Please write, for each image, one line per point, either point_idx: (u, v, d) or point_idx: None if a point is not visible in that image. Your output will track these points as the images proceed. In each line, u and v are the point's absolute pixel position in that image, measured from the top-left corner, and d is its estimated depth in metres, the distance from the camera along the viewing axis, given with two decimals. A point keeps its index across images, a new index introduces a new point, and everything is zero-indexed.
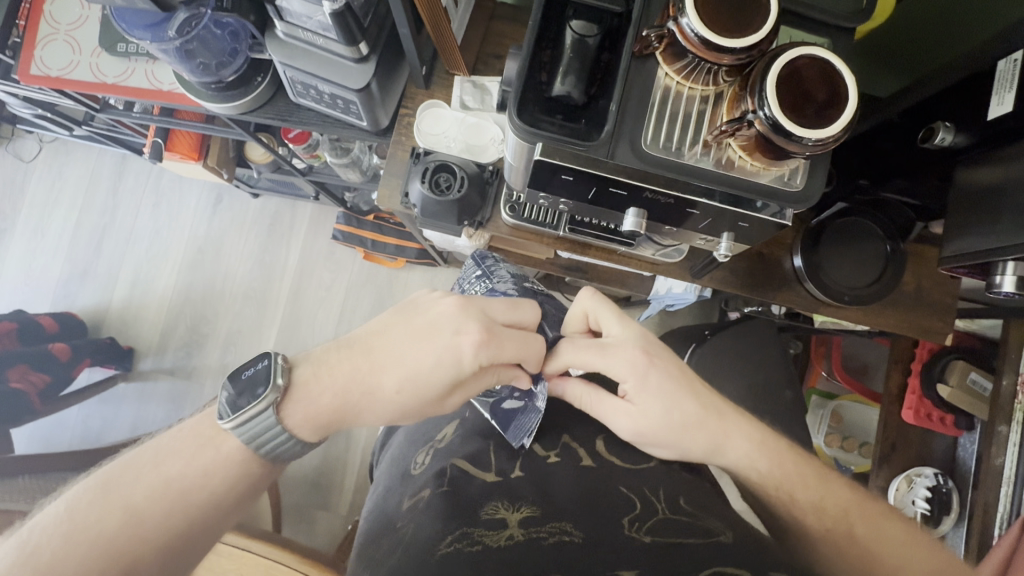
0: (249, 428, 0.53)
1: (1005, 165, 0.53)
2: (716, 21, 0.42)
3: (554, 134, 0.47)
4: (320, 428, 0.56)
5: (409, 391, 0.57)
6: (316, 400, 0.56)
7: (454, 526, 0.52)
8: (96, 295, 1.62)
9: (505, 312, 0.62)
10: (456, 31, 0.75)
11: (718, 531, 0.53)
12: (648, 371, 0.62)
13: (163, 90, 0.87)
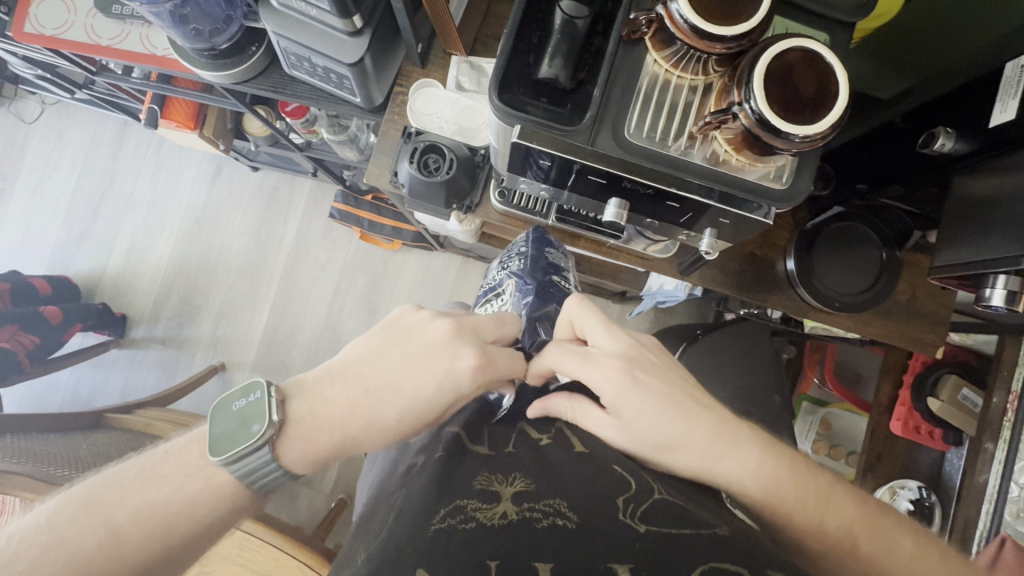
0: (242, 467, 0.49)
1: (1005, 176, 0.52)
2: (706, 7, 0.40)
3: (537, 117, 0.46)
4: (317, 462, 0.52)
5: (411, 420, 0.54)
6: (313, 437, 0.52)
7: (441, 500, 0.48)
8: (93, 260, 1.62)
9: (495, 331, 0.60)
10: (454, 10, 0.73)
11: (715, 521, 0.46)
12: (631, 389, 0.56)
13: (156, 56, 0.86)
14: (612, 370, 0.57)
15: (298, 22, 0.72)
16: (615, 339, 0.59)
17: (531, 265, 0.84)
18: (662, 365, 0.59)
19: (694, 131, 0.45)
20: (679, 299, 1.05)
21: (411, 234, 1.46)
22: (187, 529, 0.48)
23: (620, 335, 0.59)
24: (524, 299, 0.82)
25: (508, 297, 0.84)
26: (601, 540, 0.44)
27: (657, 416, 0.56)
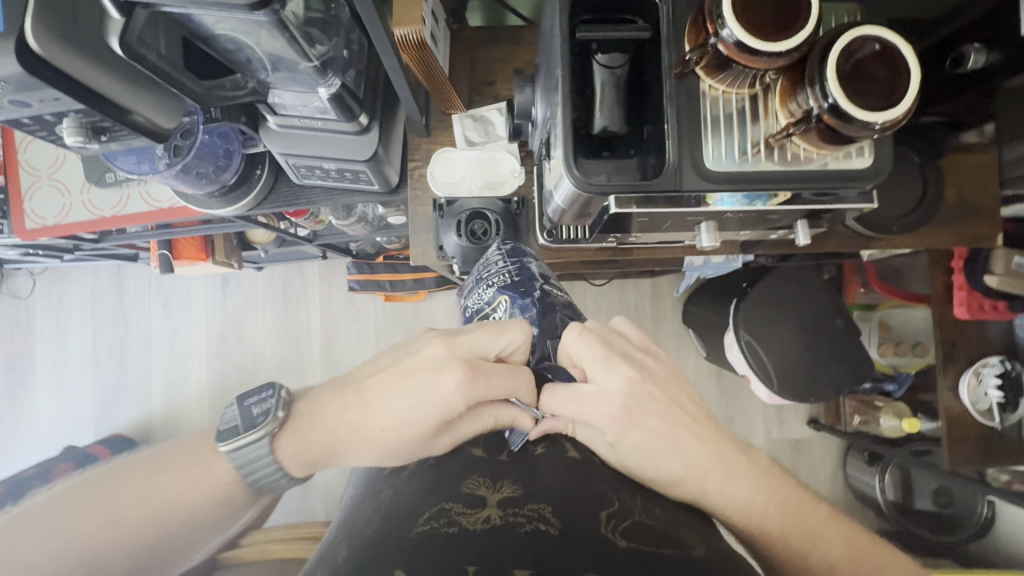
0: (244, 454, 0.56)
1: None
2: (756, 26, 0.40)
3: (616, 184, 0.46)
4: (308, 463, 0.58)
5: (391, 431, 0.56)
6: (309, 438, 0.58)
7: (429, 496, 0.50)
8: (135, 407, 1.61)
9: (490, 342, 0.58)
10: (444, 63, 0.69)
11: (691, 545, 0.47)
12: (631, 429, 0.56)
13: (165, 208, 0.84)
14: (616, 402, 0.56)
15: (301, 136, 0.70)
16: (614, 380, 0.57)
17: (517, 274, 0.68)
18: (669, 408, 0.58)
19: (769, 137, 0.46)
20: (729, 266, 1.06)
21: (434, 281, 1.45)
22: (178, 513, 0.53)
23: (622, 367, 0.57)
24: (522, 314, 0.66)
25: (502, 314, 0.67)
26: (581, 548, 0.44)
27: (647, 450, 0.55)
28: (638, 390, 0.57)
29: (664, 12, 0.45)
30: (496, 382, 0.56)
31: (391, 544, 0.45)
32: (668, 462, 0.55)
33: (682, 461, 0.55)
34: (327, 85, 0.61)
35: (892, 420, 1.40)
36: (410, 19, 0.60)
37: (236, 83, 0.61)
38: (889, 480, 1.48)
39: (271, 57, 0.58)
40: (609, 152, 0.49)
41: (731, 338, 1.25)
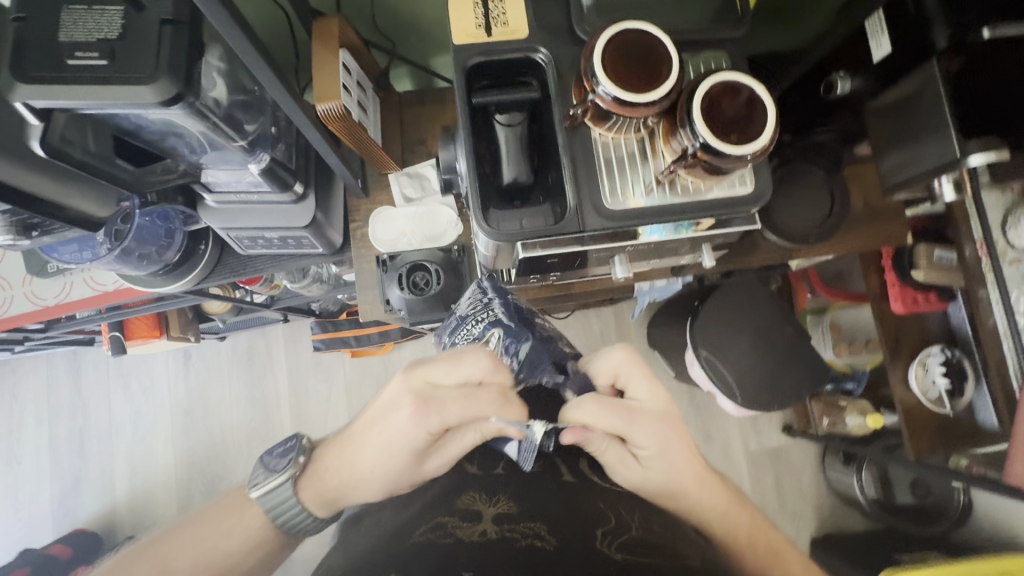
0: (271, 498, 0.57)
1: (905, 82, 0.57)
2: (627, 82, 0.45)
3: (524, 231, 0.49)
4: (328, 504, 0.57)
5: (382, 466, 0.54)
6: (320, 482, 0.57)
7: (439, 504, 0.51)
8: (99, 498, 1.55)
9: (446, 373, 0.53)
10: (371, 129, 0.73)
11: (687, 556, 0.48)
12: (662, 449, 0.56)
13: (110, 291, 0.84)
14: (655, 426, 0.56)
15: (239, 210, 0.72)
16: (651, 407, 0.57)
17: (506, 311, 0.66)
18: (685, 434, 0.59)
19: (661, 174, 0.50)
20: (676, 287, 1.10)
21: (399, 332, 1.45)
22: None
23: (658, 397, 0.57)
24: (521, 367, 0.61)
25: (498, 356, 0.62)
26: (578, 563, 0.44)
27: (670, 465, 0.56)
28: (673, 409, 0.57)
29: (549, 74, 0.51)
30: (453, 406, 0.51)
31: (390, 555, 0.45)
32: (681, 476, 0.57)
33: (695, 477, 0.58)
34: (257, 161, 0.65)
35: (857, 418, 1.43)
36: (330, 94, 0.63)
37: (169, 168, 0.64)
38: (867, 478, 1.51)
39: (199, 139, 0.61)
40: (521, 201, 0.53)
41: (692, 357, 1.28)
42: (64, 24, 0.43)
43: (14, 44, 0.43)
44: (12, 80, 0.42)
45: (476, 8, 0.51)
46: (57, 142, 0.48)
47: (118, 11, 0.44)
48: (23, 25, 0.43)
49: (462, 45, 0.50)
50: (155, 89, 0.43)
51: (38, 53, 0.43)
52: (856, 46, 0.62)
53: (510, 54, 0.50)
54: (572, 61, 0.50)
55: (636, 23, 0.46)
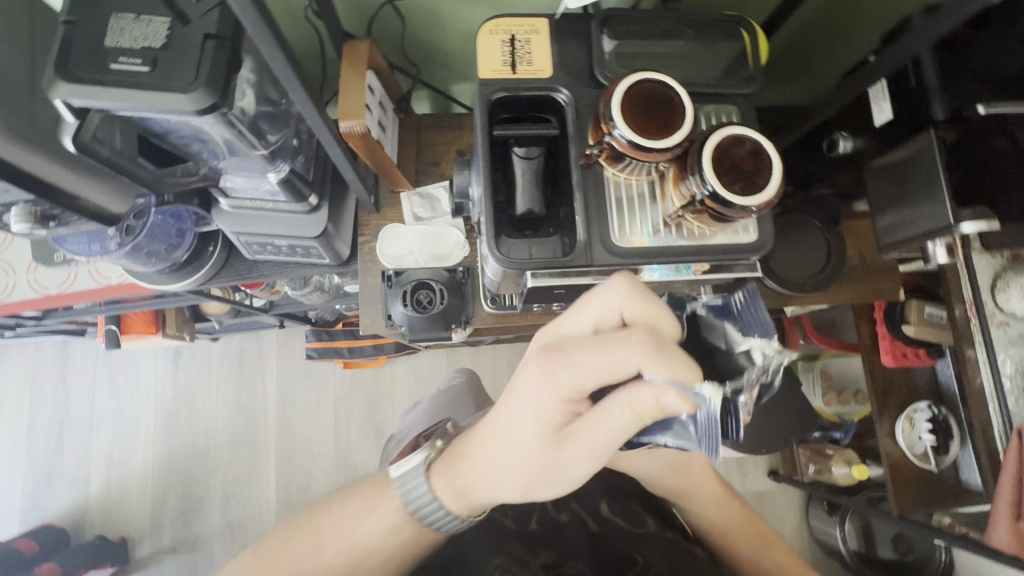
0: (408, 481, 0.57)
1: (904, 148, 0.60)
2: (642, 127, 0.47)
3: (532, 260, 0.51)
4: (461, 495, 0.55)
5: (525, 438, 0.49)
6: (452, 472, 0.55)
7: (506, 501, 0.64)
8: (70, 493, 1.51)
9: (578, 319, 0.48)
10: (388, 148, 0.75)
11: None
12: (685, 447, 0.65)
13: (114, 284, 0.84)
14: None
15: (252, 216, 0.74)
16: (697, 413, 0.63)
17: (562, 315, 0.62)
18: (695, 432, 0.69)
19: (668, 216, 0.52)
20: None
21: (393, 346, 1.46)
22: None
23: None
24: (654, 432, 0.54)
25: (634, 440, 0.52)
26: None
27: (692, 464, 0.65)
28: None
29: (569, 113, 0.53)
30: (587, 362, 0.46)
31: None
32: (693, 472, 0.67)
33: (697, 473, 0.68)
34: (276, 170, 0.66)
35: (843, 467, 1.45)
36: (354, 113, 0.65)
37: (189, 170, 0.65)
38: (849, 530, 1.50)
39: (223, 145, 0.63)
40: (531, 231, 0.54)
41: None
42: (111, 30, 0.45)
43: (61, 45, 0.45)
44: (54, 77, 0.44)
45: (504, 45, 0.53)
46: (88, 138, 0.50)
47: (165, 22, 0.46)
48: (71, 27, 0.45)
49: (488, 78, 0.52)
50: (192, 98, 0.45)
51: (82, 54, 0.45)
52: (859, 109, 0.65)
53: (532, 90, 0.53)
54: (591, 102, 0.53)
55: (655, 74, 0.48)
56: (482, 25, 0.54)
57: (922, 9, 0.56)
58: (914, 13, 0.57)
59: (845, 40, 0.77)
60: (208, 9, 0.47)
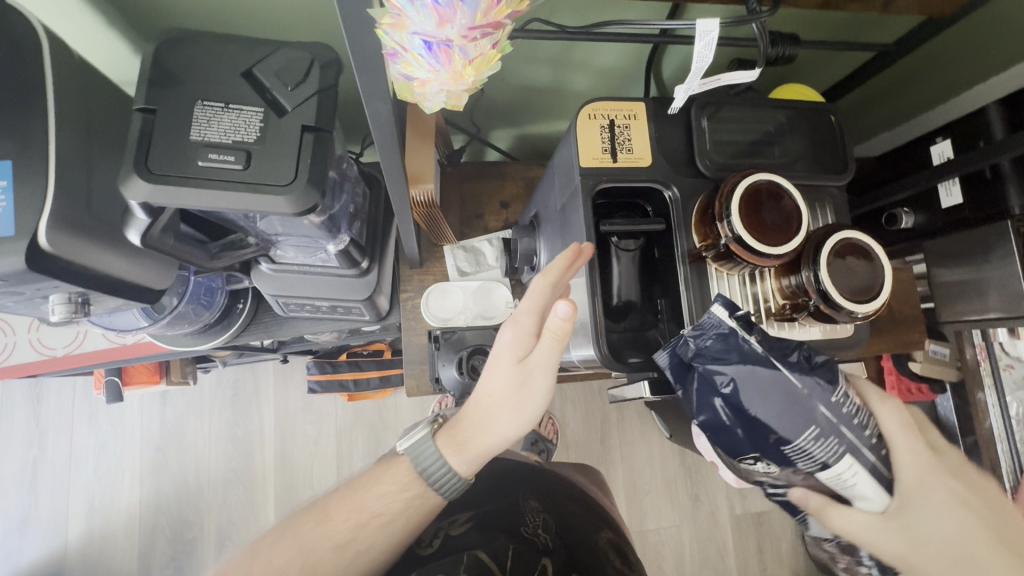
0: (418, 452, 0.61)
1: (975, 234, 0.61)
2: (761, 232, 0.45)
3: (641, 363, 0.49)
4: (464, 454, 0.59)
5: (493, 385, 0.56)
6: (456, 432, 0.59)
7: (503, 538, 0.63)
8: (48, 540, 1.42)
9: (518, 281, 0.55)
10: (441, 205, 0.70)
11: None
12: (956, 552, 0.42)
13: (130, 344, 0.78)
14: (929, 515, 0.42)
15: (296, 280, 0.68)
16: (917, 485, 0.43)
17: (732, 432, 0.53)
18: (973, 480, 0.45)
19: (769, 310, 0.51)
20: None
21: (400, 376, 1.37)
22: None
23: (917, 438, 0.44)
24: (871, 438, 0.43)
25: (852, 468, 0.42)
26: None
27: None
28: (930, 481, 0.43)
29: (674, 208, 0.52)
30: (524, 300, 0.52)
31: None
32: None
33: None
34: (336, 241, 0.64)
35: None
36: (424, 179, 0.61)
37: (241, 243, 0.60)
38: None
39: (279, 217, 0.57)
40: (627, 322, 0.53)
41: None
42: (197, 121, 0.40)
43: (140, 137, 0.40)
44: (131, 174, 0.39)
45: (603, 131, 0.51)
46: (157, 234, 0.46)
47: (258, 112, 0.41)
48: (149, 116, 0.40)
49: (589, 168, 0.50)
50: (292, 200, 0.41)
51: (164, 149, 0.40)
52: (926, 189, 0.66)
53: (637, 180, 0.51)
54: (695, 194, 0.51)
55: (773, 176, 0.47)
56: (580, 108, 0.51)
57: (999, 103, 0.58)
58: (990, 107, 0.58)
59: (930, 79, 0.75)
60: (306, 97, 0.42)
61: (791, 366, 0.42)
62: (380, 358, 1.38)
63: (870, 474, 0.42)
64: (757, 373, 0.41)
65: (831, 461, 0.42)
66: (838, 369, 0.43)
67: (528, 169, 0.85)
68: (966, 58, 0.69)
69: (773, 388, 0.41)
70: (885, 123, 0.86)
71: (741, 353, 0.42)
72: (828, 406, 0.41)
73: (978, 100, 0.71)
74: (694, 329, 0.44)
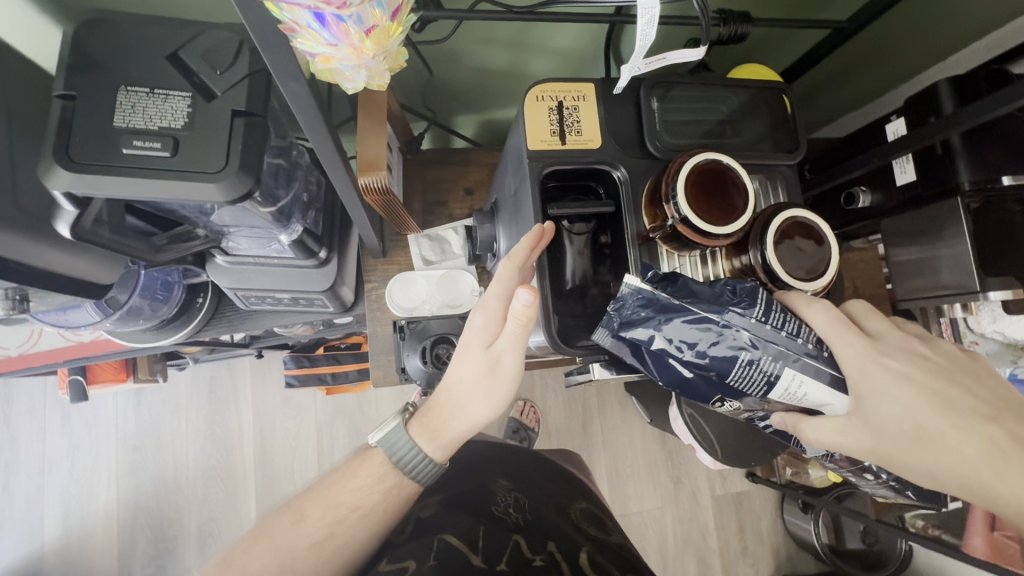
0: (392, 442, 0.59)
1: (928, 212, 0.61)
2: (708, 213, 0.45)
3: (591, 347, 0.48)
4: (440, 442, 0.59)
5: (464, 371, 0.55)
6: (428, 419, 0.59)
7: (472, 518, 0.57)
8: (24, 543, 1.40)
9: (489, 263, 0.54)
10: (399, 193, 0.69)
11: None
12: (914, 426, 0.45)
13: (86, 342, 0.78)
14: (878, 403, 0.44)
15: (253, 272, 0.67)
16: (864, 378, 0.44)
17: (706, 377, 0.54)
18: (916, 352, 0.47)
19: None
20: None
21: None
22: None
23: (850, 330, 0.45)
24: (804, 345, 0.44)
25: (796, 377, 0.43)
26: None
27: (946, 459, 0.44)
28: (871, 370, 0.44)
29: (624, 191, 0.51)
30: (493, 286, 0.51)
31: None
32: (962, 450, 0.44)
33: (980, 444, 0.43)
34: (289, 232, 0.62)
35: (819, 472, 1.32)
36: (376, 167, 0.60)
37: (188, 235, 0.59)
38: (821, 524, 1.44)
39: (228, 211, 0.56)
40: (581, 307, 0.52)
41: (671, 408, 1.05)
42: (120, 107, 0.40)
43: (59, 124, 0.39)
44: (52, 164, 0.38)
45: (551, 113, 0.50)
46: (87, 226, 0.45)
47: (185, 98, 0.41)
48: (70, 102, 0.40)
49: (538, 151, 0.49)
50: (223, 187, 0.40)
51: (85, 137, 0.39)
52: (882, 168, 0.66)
53: (586, 162, 0.50)
54: (645, 175, 0.51)
55: (719, 156, 0.46)
56: (527, 90, 0.50)
57: (949, 79, 0.58)
58: (941, 84, 0.58)
59: (891, 57, 0.75)
60: (235, 81, 0.42)
61: (708, 304, 0.43)
62: (358, 351, 1.34)
63: (814, 378, 0.44)
64: (677, 324, 0.43)
65: (775, 377, 0.43)
66: (758, 292, 0.44)
67: (492, 154, 0.84)
68: (923, 36, 0.70)
69: (700, 333, 0.42)
70: (840, 108, 0.89)
71: (661, 311, 0.43)
72: (750, 328, 0.42)
73: (917, 85, 0.74)
74: (616, 303, 0.45)
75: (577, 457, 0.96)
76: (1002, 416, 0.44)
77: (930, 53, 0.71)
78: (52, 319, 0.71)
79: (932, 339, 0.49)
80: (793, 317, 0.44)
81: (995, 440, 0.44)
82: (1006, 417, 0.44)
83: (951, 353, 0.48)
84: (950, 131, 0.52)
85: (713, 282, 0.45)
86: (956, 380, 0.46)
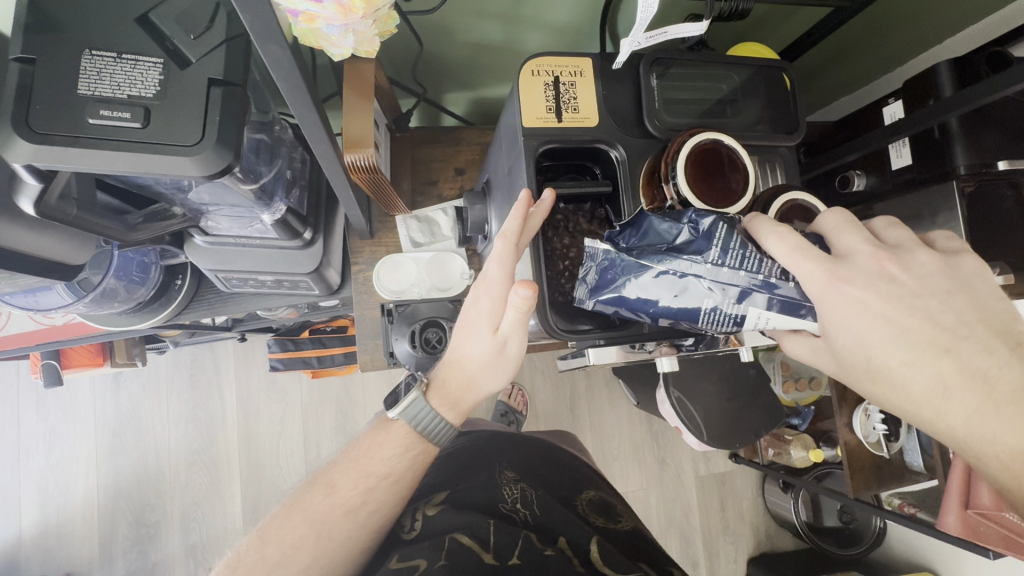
0: (413, 414, 0.59)
1: (923, 191, 0.61)
2: (708, 195, 0.44)
3: (590, 332, 0.47)
4: (462, 410, 0.59)
5: (475, 351, 0.53)
6: (446, 390, 0.58)
7: (481, 515, 0.56)
8: (5, 530, 1.38)
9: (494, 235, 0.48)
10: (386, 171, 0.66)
11: None
12: (864, 364, 0.42)
13: (59, 325, 0.75)
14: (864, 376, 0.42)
15: (232, 252, 0.64)
16: (825, 315, 0.41)
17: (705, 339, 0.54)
18: (881, 274, 0.41)
19: None
20: None
21: None
22: None
23: (808, 259, 0.40)
24: (763, 279, 0.42)
25: (762, 315, 0.42)
26: None
27: (894, 394, 0.41)
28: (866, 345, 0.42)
29: (623, 173, 0.50)
30: (492, 267, 0.47)
31: None
32: (909, 387, 0.40)
33: (925, 380, 0.40)
34: (271, 211, 0.60)
35: (801, 452, 1.35)
36: (362, 145, 0.57)
37: (165, 213, 0.57)
38: (801, 501, 1.45)
39: (207, 188, 0.54)
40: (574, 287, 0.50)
41: (659, 392, 1.05)
42: (85, 73, 0.38)
43: (19, 88, 0.37)
44: (10, 134, 0.36)
45: (547, 89, 0.48)
46: (54, 202, 0.44)
47: (156, 64, 0.39)
48: (29, 66, 0.38)
49: (532, 129, 0.47)
50: (200, 164, 0.39)
51: (49, 106, 0.37)
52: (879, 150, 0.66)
53: (583, 142, 0.48)
54: (643, 156, 0.50)
55: (718, 135, 0.44)
56: (522, 65, 0.48)
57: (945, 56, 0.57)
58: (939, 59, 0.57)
59: (888, 38, 0.74)
60: (212, 48, 0.41)
61: (666, 254, 0.42)
62: (344, 334, 1.31)
63: (781, 311, 0.42)
64: (638, 282, 0.42)
65: (741, 316, 0.42)
66: (719, 229, 0.41)
67: (483, 133, 0.81)
68: (920, 18, 0.69)
69: (659, 285, 0.42)
70: (839, 88, 0.88)
71: (622, 271, 0.42)
72: (708, 274, 0.41)
73: (916, 68, 0.74)
74: (586, 264, 0.45)
75: (576, 438, 0.95)
76: (959, 347, 0.39)
77: (927, 34, 0.71)
78: (21, 301, 0.68)
79: (900, 259, 0.43)
80: (753, 250, 0.42)
81: (940, 373, 0.39)
82: (963, 347, 0.39)
83: (923, 273, 0.42)
84: (949, 115, 0.51)
85: (678, 216, 0.42)
86: (914, 313, 0.40)
